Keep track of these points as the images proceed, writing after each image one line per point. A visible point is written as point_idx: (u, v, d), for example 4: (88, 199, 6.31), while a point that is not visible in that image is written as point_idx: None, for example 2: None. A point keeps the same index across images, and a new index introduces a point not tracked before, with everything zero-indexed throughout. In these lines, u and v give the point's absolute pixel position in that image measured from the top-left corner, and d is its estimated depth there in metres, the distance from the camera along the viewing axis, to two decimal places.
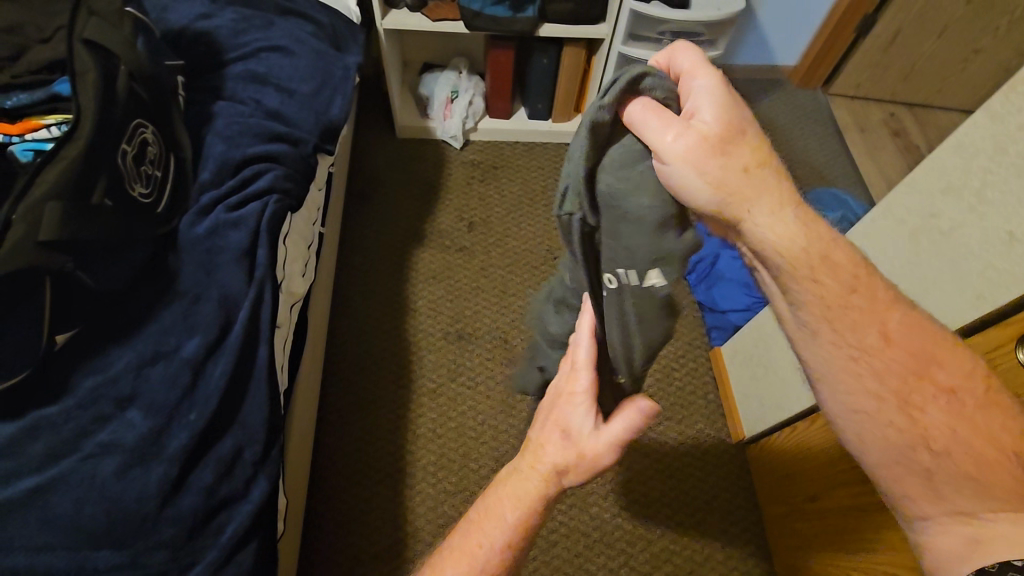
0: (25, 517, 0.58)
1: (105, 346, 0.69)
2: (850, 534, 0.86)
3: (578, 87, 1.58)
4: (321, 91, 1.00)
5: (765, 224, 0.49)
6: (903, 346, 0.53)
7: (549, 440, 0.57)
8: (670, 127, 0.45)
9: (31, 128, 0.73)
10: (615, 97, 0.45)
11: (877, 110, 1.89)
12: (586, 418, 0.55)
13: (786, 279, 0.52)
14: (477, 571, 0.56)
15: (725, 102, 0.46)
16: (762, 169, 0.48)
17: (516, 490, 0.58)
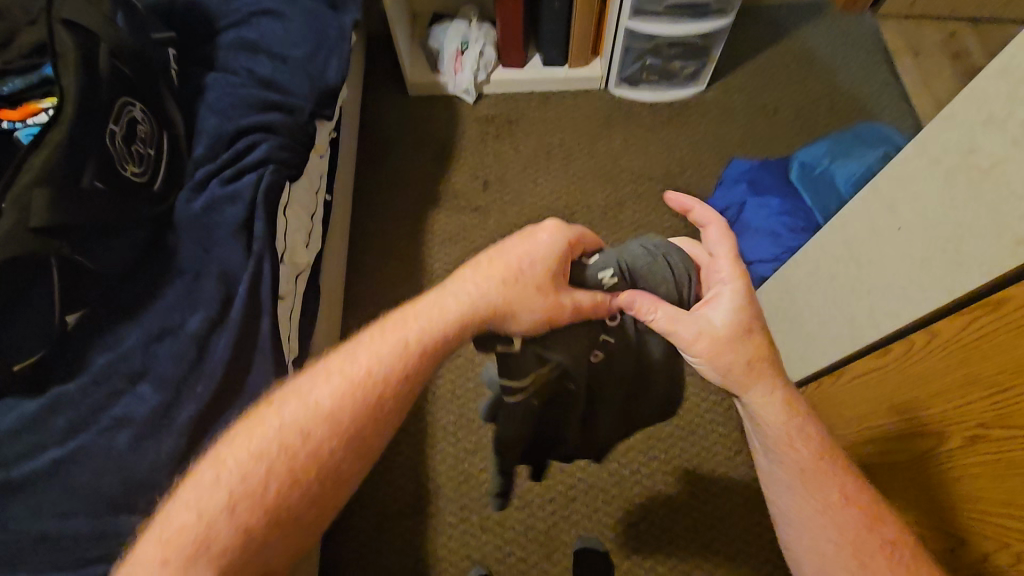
0: (52, 486, 0.62)
1: (115, 324, 0.72)
2: (889, 490, 0.85)
3: (593, 29, 1.50)
4: (317, 53, 0.98)
5: (765, 406, 0.60)
6: (855, 502, 0.58)
7: (483, 265, 0.57)
8: (692, 332, 0.58)
9: (32, 111, 0.74)
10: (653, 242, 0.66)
11: (935, 30, 1.69)
12: (541, 241, 0.58)
13: (769, 444, 0.61)
14: (349, 387, 0.50)
15: (736, 311, 0.60)
16: (761, 362, 0.60)
17: (411, 313, 0.55)
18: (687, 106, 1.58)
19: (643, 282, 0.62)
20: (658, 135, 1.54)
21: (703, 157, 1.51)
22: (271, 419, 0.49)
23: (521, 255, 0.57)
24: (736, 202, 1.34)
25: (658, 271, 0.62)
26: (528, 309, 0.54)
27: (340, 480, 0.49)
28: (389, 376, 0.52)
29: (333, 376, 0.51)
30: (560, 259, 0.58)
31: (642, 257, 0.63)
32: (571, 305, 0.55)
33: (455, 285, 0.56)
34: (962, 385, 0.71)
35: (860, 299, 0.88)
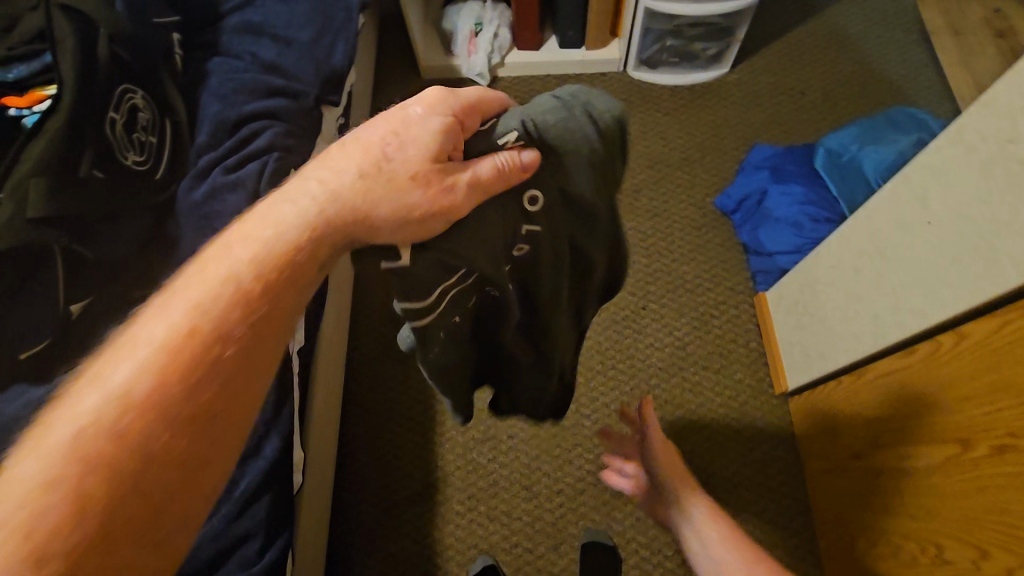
0: None
1: (114, 315, 0.70)
2: (905, 494, 0.82)
3: (611, 9, 1.45)
4: (323, 36, 0.95)
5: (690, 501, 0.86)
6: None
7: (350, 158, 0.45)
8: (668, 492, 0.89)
9: (37, 99, 0.74)
10: (582, 93, 0.49)
11: (978, 8, 1.59)
12: (412, 117, 0.45)
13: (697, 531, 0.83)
14: (174, 335, 0.39)
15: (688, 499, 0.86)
16: (690, 482, 0.88)
17: (254, 234, 0.43)
18: (709, 89, 1.52)
19: (555, 143, 0.46)
20: (677, 119, 1.49)
21: (725, 143, 1.45)
22: (79, 403, 0.37)
23: (389, 138, 0.45)
24: (758, 190, 1.28)
25: (574, 128, 0.47)
26: (411, 202, 0.42)
27: (197, 447, 0.38)
28: (225, 318, 0.40)
29: (159, 325, 0.40)
30: (442, 134, 0.45)
31: (550, 107, 0.47)
32: (464, 186, 0.42)
33: (312, 189, 0.45)
34: (991, 392, 0.67)
35: (886, 294, 0.84)
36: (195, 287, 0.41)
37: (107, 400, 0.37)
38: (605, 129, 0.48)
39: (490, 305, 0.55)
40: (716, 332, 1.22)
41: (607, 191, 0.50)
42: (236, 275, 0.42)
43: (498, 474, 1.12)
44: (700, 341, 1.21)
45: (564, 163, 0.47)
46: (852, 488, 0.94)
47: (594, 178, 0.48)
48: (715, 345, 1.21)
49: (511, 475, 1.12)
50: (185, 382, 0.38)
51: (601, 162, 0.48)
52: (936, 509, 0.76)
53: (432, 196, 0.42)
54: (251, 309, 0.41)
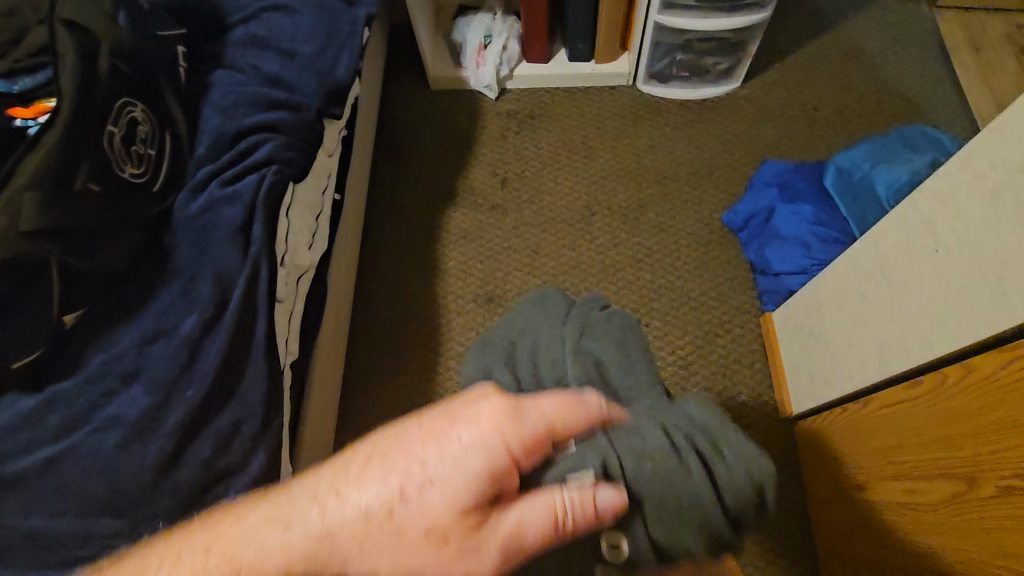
0: (42, 484, 0.63)
1: (109, 324, 0.72)
2: (905, 530, 0.79)
3: (621, 22, 1.44)
4: (327, 49, 0.96)
5: None
6: None
7: (412, 462, 0.43)
8: None
9: (42, 110, 0.75)
10: (706, 446, 0.50)
11: (1000, 23, 1.55)
12: (486, 435, 0.43)
13: None
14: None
15: None
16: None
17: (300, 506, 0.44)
18: (719, 103, 1.50)
19: (653, 493, 0.47)
20: (686, 134, 1.47)
21: (735, 158, 1.43)
22: None
23: (458, 453, 0.43)
24: (767, 207, 1.25)
25: (682, 486, 0.47)
26: (439, 562, 0.42)
27: None
28: None
29: (194, 569, 0.43)
30: (507, 469, 0.44)
31: (659, 451, 0.48)
32: (498, 545, 0.42)
33: (364, 483, 0.44)
34: (997, 430, 0.64)
35: (892, 323, 0.81)
36: (191, 565, 0.44)
37: None
38: (730, 505, 0.48)
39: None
40: (720, 352, 1.21)
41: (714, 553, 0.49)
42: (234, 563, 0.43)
43: None
44: (703, 360, 1.20)
45: (663, 519, 0.47)
46: (855, 519, 0.91)
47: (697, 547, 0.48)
48: (719, 365, 1.19)
49: None
50: None
51: (717, 540, 0.48)
52: (946, 547, 0.73)
53: (460, 557, 0.42)
54: None
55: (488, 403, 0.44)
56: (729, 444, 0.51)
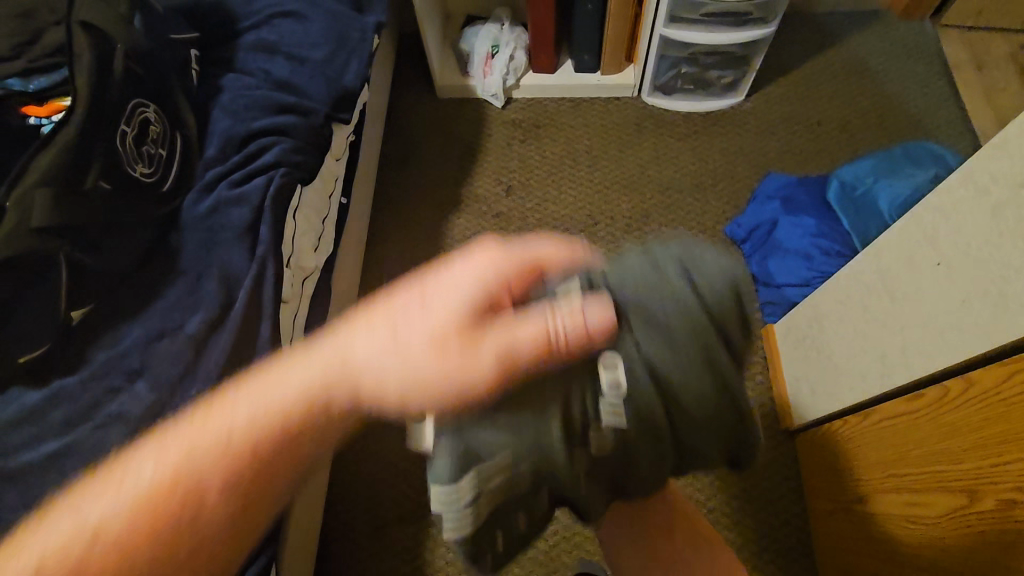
0: (44, 479, 0.64)
1: (114, 322, 0.73)
2: (905, 545, 0.79)
3: (627, 34, 1.46)
4: (336, 56, 0.98)
5: None
6: None
7: (404, 297, 0.47)
8: None
9: (56, 109, 0.77)
10: (680, 254, 0.50)
11: (1001, 42, 1.57)
12: (471, 263, 0.47)
13: None
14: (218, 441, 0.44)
15: None
16: None
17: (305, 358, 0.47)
18: (722, 116, 1.51)
19: (634, 304, 0.48)
20: (689, 146, 1.48)
21: (738, 170, 1.44)
22: (133, 475, 0.43)
23: (447, 279, 0.47)
24: (770, 220, 1.25)
25: (661, 291, 0.48)
26: (444, 371, 0.45)
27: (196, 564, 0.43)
28: (260, 437, 0.45)
29: (208, 429, 0.45)
30: (495, 288, 0.47)
31: (640, 273, 0.49)
32: (498, 354, 0.45)
33: (364, 321, 0.47)
34: (999, 444, 0.64)
35: (894, 336, 0.81)
36: (208, 419, 0.45)
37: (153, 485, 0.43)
38: (710, 301, 0.49)
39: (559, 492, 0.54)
40: None
41: (715, 387, 0.50)
42: (247, 418, 0.45)
43: None
44: None
45: (656, 341, 0.48)
46: (855, 532, 0.91)
47: (696, 365, 0.49)
48: None
49: None
50: (215, 490, 0.44)
51: (715, 365, 0.49)
52: (945, 564, 0.73)
53: (462, 361, 0.45)
54: (280, 438, 0.45)
55: (481, 245, 0.49)
56: (698, 246, 0.51)
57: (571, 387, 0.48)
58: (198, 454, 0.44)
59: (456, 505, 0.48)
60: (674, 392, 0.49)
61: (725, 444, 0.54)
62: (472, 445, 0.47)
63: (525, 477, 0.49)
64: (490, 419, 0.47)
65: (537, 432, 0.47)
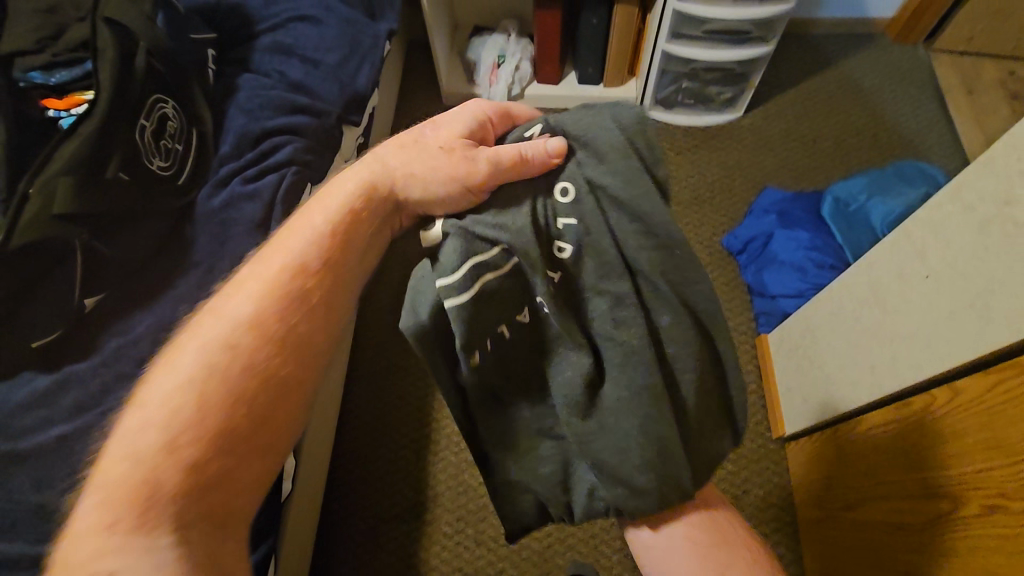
0: (55, 460, 0.65)
1: (126, 309, 0.74)
2: (888, 550, 0.81)
3: (631, 49, 1.49)
4: (348, 60, 1.01)
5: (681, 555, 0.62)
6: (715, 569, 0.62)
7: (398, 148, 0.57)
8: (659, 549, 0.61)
9: (75, 102, 0.79)
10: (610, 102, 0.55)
11: (993, 68, 1.61)
12: (452, 117, 0.57)
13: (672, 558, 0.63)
14: (264, 288, 0.49)
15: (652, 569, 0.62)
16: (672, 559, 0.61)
17: (325, 196, 0.55)
18: (721, 131, 1.55)
19: (574, 132, 0.52)
20: (688, 158, 1.52)
21: (735, 184, 1.47)
22: (180, 354, 0.46)
23: (434, 130, 0.56)
24: (765, 232, 1.28)
25: (594, 119, 0.51)
26: (433, 178, 0.52)
27: (265, 400, 0.46)
28: (297, 279, 0.50)
29: (248, 289, 0.49)
30: (472, 132, 0.55)
31: (578, 113, 0.53)
32: (475, 160, 0.51)
33: (369, 166, 0.56)
34: (981, 449, 0.67)
35: (884, 346, 0.84)
36: (242, 287, 0.49)
37: (208, 337, 0.46)
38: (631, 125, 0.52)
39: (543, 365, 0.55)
40: None
41: (660, 223, 0.50)
42: (281, 267, 0.50)
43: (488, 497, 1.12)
44: None
45: (596, 164, 0.51)
46: (841, 539, 0.93)
47: (644, 191, 0.50)
48: None
49: None
50: (270, 330, 0.47)
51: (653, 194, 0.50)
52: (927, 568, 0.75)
53: (446, 168, 0.52)
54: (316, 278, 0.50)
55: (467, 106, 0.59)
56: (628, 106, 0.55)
57: (531, 198, 0.50)
58: (244, 305, 0.48)
59: (453, 299, 0.48)
60: (616, 208, 0.50)
61: (698, 328, 0.53)
62: (472, 227, 0.49)
63: (516, 278, 0.51)
64: (490, 209, 0.50)
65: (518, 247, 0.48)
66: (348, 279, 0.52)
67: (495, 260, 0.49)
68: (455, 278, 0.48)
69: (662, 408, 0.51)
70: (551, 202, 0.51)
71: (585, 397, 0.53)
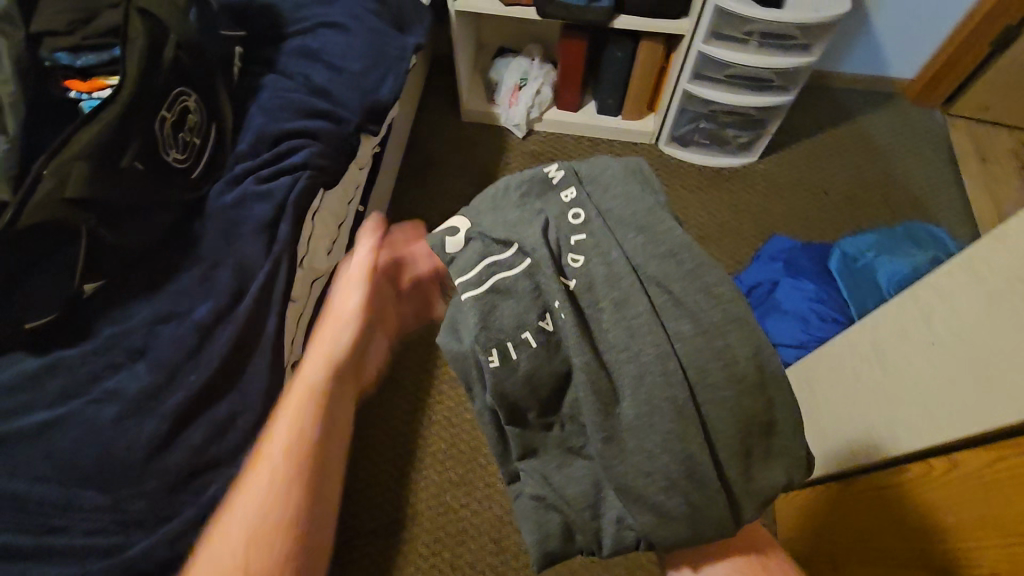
0: (34, 446, 0.64)
1: (123, 299, 0.74)
2: None
3: (652, 85, 1.51)
4: (372, 70, 1.01)
5: None
6: None
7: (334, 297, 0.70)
8: None
9: (98, 86, 0.81)
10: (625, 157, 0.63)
11: (1008, 138, 1.62)
12: (352, 289, 0.69)
13: None
14: (280, 458, 0.58)
15: None
16: None
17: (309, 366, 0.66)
18: (735, 174, 1.56)
19: (587, 179, 0.61)
20: (699, 198, 1.53)
21: (743, 229, 1.48)
22: (228, 523, 0.56)
23: (345, 295, 0.69)
24: (771, 280, 1.28)
25: (610, 170, 0.61)
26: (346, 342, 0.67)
27: (309, 523, 0.56)
28: (302, 440, 0.59)
29: (269, 460, 0.58)
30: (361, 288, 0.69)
31: (595, 163, 0.62)
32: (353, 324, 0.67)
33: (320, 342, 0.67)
34: (975, 526, 0.66)
35: (882, 408, 0.83)
36: (263, 462, 0.59)
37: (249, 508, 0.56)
38: (634, 168, 0.61)
39: (561, 379, 0.54)
40: None
41: (668, 241, 0.56)
42: (291, 434, 0.59)
43: (468, 521, 1.10)
44: None
45: (603, 195, 0.60)
46: None
47: (644, 213, 0.57)
48: None
49: (481, 525, 1.10)
50: (291, 483, 0.57)
51: (656, 220, 0.57)
52: None
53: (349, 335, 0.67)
54: (325, 417, 0.61)
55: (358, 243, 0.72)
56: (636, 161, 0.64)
57: (542, 214, 0.59)
58: (266, 477, 0.57)
59: (472, 291, 0.55)
60: (624, 234, 0.57)
61: (726, 337, 0.52)
62: (490, 236, 0.58)
63: (531, 277, 0.55)
64: (511, 222, 0.59)
65: (529, 252, 0.56)
66: (336, 404, 0.63)
67: (510, 267, 0.56)
68: (473, 274, 0.56)
69: (687, 428, 0.50)
70: (564, 226, 0.58)
71: (604, 410, 0.52)
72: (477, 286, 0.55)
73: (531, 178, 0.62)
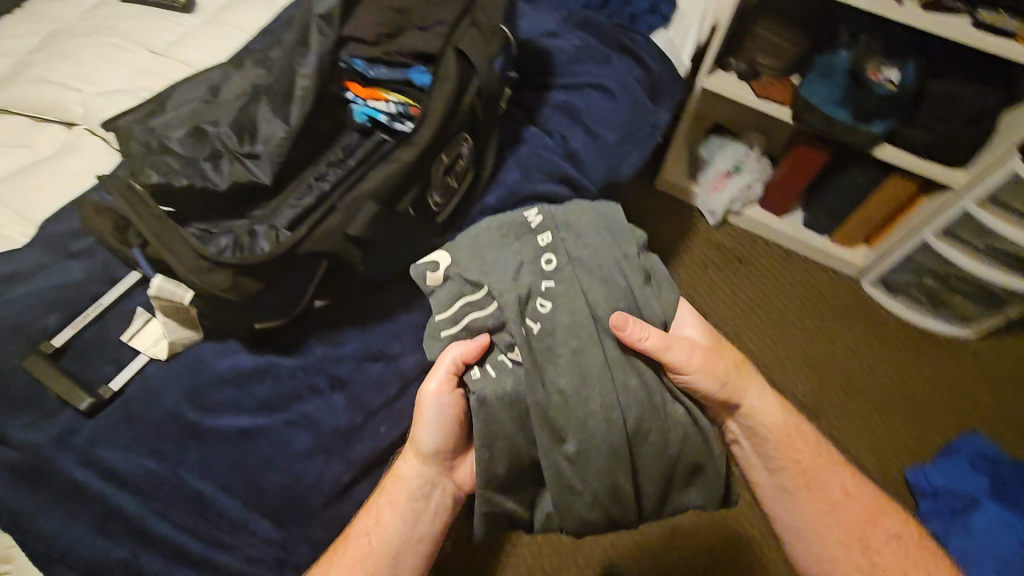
0: (228, 451, 0.64)
1: (342, 324, 0.73)
2: None
3: (880, 220, 1.36)
4: (624, 143, 0.95)
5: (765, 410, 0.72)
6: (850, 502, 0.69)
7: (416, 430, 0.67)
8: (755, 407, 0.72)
9: (376, 97, 0.79)
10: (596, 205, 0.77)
11: None
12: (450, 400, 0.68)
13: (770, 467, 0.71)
14: (374, 553, 0.61)
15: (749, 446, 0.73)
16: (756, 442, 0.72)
17: (396, 481, 0.65)
18: (943, 344, 1.37)
19: (565, 225, 0.72)
20: (896, 357, 1.35)
21: (938, 410, 1.29)
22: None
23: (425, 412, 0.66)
24: (970, 495, 1.09)
25: (576, 218, 0.73)
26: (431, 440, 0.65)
27: None
28: (386, 540, 0.62)
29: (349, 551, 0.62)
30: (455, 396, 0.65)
31: (568, 212, 0.74)
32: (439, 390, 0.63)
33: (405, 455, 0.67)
34: None
35: None
36: (349, 547, 0.62)
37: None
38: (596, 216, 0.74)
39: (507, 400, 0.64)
40: None
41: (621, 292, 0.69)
42: (376, 532, 0.63)
43: None
44: None
45: (573, 242, 0.71)
46: None
47: (607, 265, 0.70)
48: None
49: None
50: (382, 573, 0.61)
51: (612, 271, 0.70)
52: None
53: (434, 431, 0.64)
54: (411, 527, 0.64)
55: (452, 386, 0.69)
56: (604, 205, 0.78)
57: (519, 257, 0.69)
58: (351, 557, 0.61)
59: (447, 329, 0.66)
60: (585, 281, 0.68)
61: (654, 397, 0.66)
62: (464, 276, 0.67)
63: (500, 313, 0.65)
64: (481, 261, 0.68)
65: (502, 292, 0.65)
66: (422, 519, 0.65)
67: (483, 305, 0.65)
68: (451, 311, 0.66)
69: (614, 465, 0.64)
70: (539, 268, 0.69)
71: (553, 442, 0.64)
72: (454, 322, 0.66)
73: (509, 219, 0.72)
